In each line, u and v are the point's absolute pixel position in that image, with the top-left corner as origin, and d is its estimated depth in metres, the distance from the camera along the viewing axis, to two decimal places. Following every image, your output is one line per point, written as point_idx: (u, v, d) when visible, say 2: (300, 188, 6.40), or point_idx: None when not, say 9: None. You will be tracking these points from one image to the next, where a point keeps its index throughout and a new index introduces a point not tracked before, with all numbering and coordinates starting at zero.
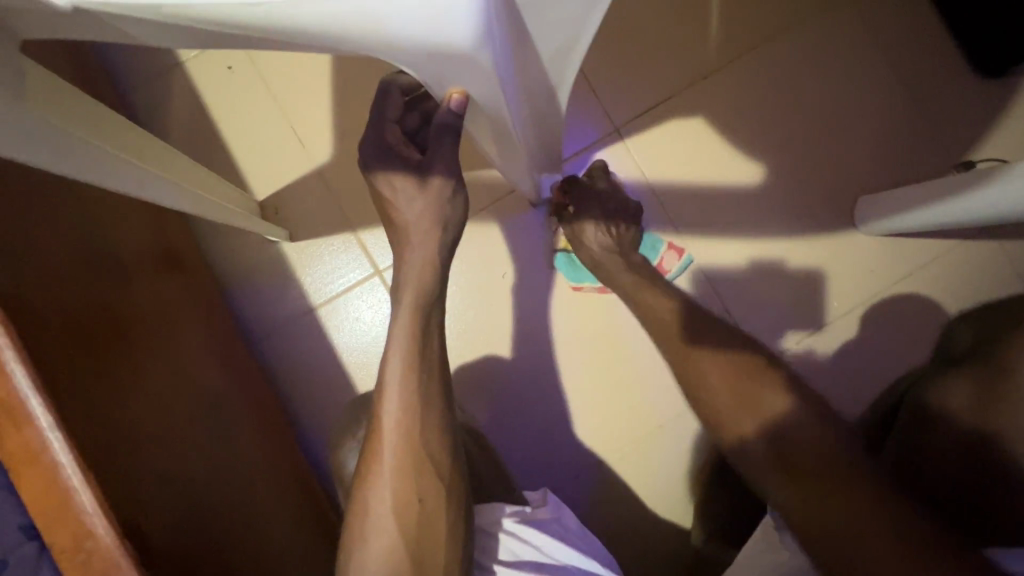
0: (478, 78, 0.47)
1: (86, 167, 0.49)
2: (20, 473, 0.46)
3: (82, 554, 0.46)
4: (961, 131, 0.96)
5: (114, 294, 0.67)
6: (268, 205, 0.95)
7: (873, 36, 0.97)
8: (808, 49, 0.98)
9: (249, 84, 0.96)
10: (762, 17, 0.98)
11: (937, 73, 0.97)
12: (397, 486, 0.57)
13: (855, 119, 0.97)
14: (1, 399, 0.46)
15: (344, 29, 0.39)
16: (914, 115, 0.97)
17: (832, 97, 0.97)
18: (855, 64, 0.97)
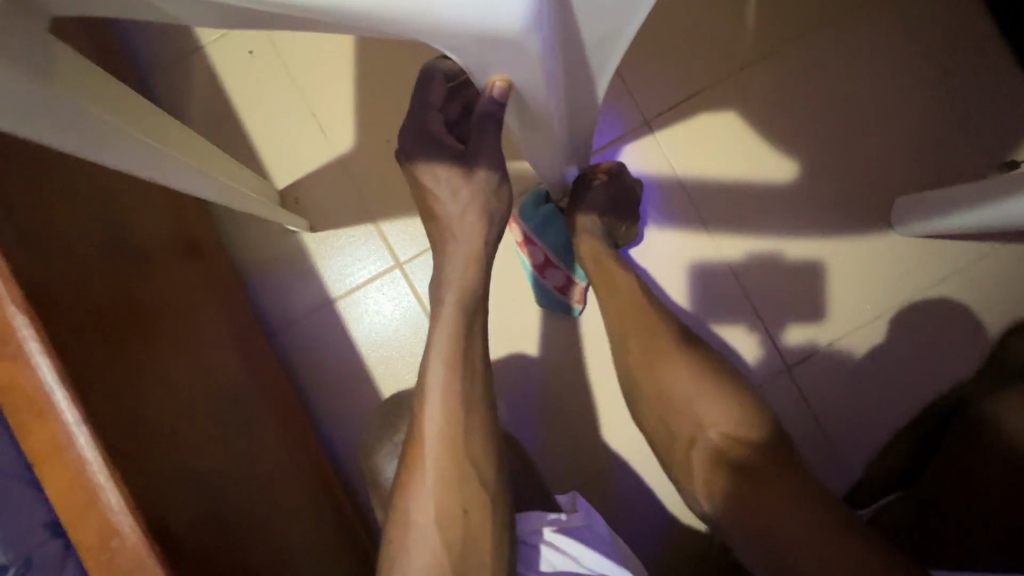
0: (523, 64, 0.44)
1: (114, 154, 0.47)
2: (45, 468, 0.45)
3: (108, 553, 0.45)
4: (1006, 129, 0.93)
5: (137, 284, 0.65)
6: (288, 194, 0.93)
7: (915, 28, 0.94)
8: (847, 41, 0.94)
9: (271, 69, 0.94)
10: (799, 7, 0.94)
11: (981, 67, 0.93)
12: (440, 497, 0.55)
13: (894, 115, 0.94)
14: (25, 392, 0.44)
15: (390, 10, 0.36)
16: (957, 110, 0.93)
17: (870, 92, 0.94)
18: (896, 57, 0.94)
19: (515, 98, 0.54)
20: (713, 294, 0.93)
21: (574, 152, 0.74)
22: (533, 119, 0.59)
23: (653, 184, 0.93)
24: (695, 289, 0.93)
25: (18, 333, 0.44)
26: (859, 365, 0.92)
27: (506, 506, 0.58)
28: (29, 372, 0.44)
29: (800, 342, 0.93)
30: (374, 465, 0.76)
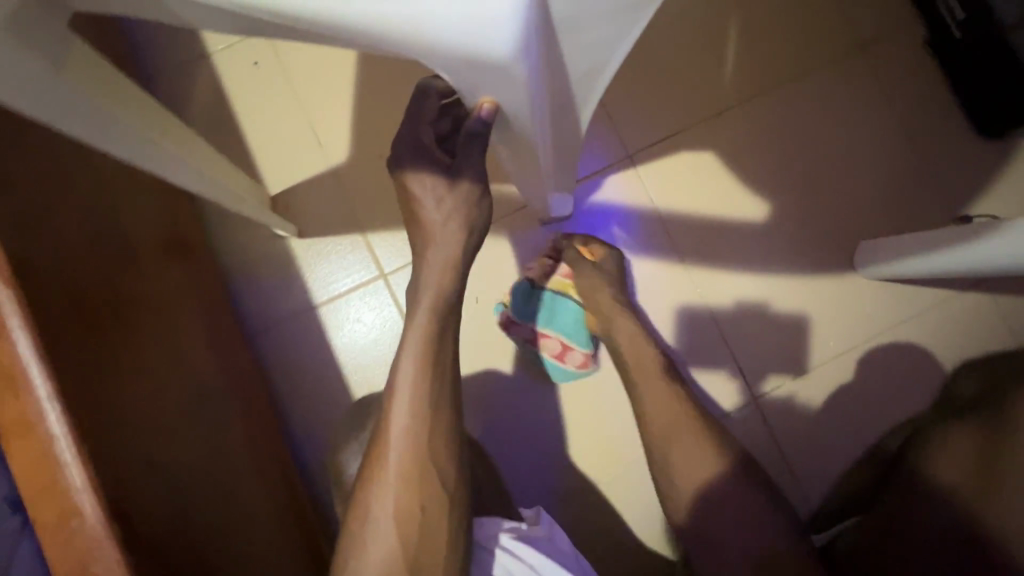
0: (511, 90, 0.48)
1: (112, 137, 0.49)
2: (12, 442, 0.45)
3: (66, 532, 0.45)
4: (960, 185, 1.00)
5: (122, 273, 0.67)
6: (280, 200, 0.96)
7: (880, 87, 1.01)
8: (818, 95, 1.01)
9: (275, 80, 0.98)
10: (775, 60, 1.01)
11: (939, 127, 1.01)
12: (398, 494, 0.57)
13: (859, 165, 1.01)
14: (2, 366, 0.45)
15: (392, 30, 0.40)
16: (917, 165, 1.00)
17: (838, 142, 1.01)
18: (862, 112, 1.01)
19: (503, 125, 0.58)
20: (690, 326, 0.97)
21: (560, 179, 0.78)
22: (520, 144, 0.63)
23: (633, 216, 0.98)
24: (669, 323, 0.97)
25: (1, 307, 0.46)
26: (820, 398, 0.96)
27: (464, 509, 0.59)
28: (10, 348, 0.46)
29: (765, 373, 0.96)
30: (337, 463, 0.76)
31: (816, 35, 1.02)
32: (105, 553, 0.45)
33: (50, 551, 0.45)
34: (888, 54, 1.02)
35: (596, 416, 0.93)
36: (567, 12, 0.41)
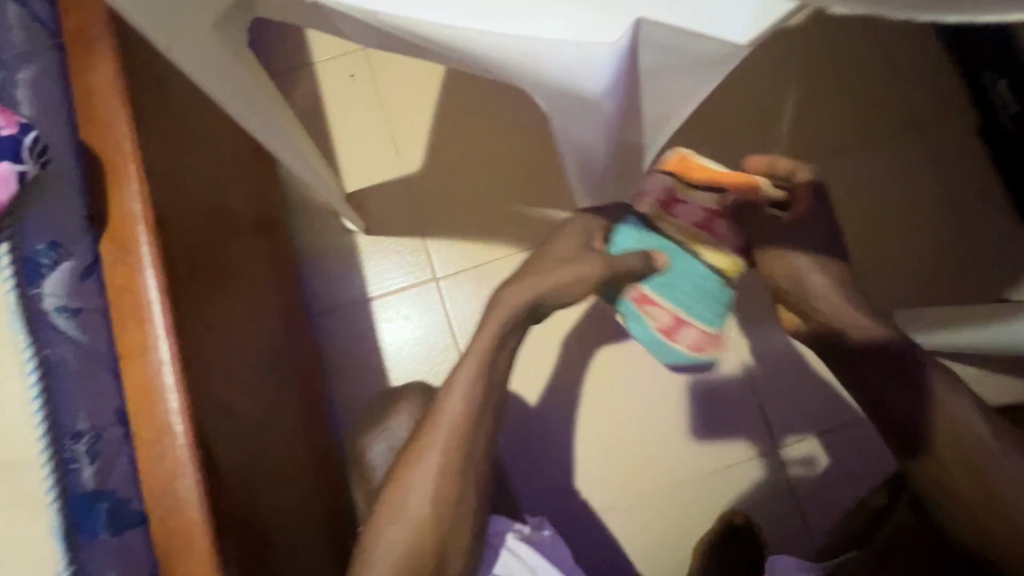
0: (592, 121, 0.55)
1: (248, 111, 0.58)
2: (128, 364, 0.52)
3: (158, 450, 0.50)
4: (1001, 269, 1.02)
5: (222, 239, 0.75)
6: (354, 198, 1.05)
7: (928, 167, 1.06)
8: (867, 166, 1.06)
9: (364, 92, 1.08)
10: (828, 130, 1.08)
11: (984, 212, 1.04)
12: (436, 484, 0.59)
13: (900, 238, 1.04)
14: (134, 297, 0.52)
15: (508, 59, 0.47)
16: (957, 244, 1.04)
17: (882, 213, 1.05)
18: (909, 187, 1.06)
19: (577, 162, 0.62)
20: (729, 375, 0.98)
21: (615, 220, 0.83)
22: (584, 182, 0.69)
23: None
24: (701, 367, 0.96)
25: (140, 248, 0.53)
26: (844, 461, 0.95)
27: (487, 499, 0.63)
28: (143, 283, 0.53)
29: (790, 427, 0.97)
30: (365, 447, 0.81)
31: (867, 111, 1.08)
32: (188, 474, 0.50)
33: (142, 464, 0.50)
34: (939, 137, 1.07)
35: (612, 441, 0.95)
36: (653, 62, 0.48)
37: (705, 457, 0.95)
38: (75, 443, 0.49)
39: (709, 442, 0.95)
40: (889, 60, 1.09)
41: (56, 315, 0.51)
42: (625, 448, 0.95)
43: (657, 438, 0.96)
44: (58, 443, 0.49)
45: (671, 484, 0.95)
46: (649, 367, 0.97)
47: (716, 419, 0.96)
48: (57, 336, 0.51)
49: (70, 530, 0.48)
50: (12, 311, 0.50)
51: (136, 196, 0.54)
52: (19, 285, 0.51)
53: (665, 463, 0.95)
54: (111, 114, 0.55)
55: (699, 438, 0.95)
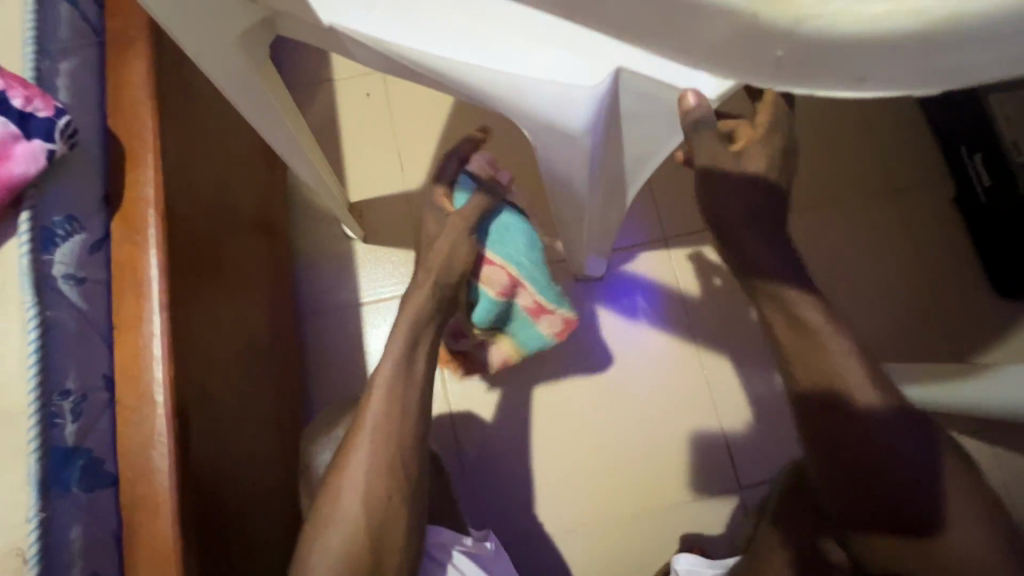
0: (575, 151, 0.60)
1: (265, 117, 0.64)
2: (122, 334, 0.55)
3: (137, 417, 0.53)
4: (967, 334, 1.06)
5: (225, 232, 0.80)
6: (355, 207, 1.11)
7: (904, 230, 1.11)
8: (844, 224, 1.12)
9: (376, 111, 1.15)
10: (810, 186, 1.13)
11: (954, 278, 1.08)
12: (370, 482, 0.59)
13: (872, 295, 1.08)
14: (137, 275, 0.57)
15: (500, 89, 0.52)
16: (926, 306, 1.08)
17: (855, 269, 1.10)
18: (883, 248, 1.10)
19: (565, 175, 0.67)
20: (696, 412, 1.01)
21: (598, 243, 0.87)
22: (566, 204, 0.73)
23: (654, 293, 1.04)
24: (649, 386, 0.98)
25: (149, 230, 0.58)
26: None
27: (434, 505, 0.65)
28: (146, 262, 0.58)
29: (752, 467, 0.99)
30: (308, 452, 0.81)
31: (847, 174, 1.14)
32: (161, 443, 0.53)
33: (121, 429, 0.53)
34: (915, 203, 1.12)
35: (575, 467, 0.97)
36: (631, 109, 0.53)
37: (665, 491, 0.97)
38: (62, 402, 0.51)
39: (669, 477, 0.97)
40: (873, 130, 1.15)
41: (63, 281, 0.54)
42: (589, 473, 0.97)
43: (621, 467, 0.98)
44: (47, 400, 0.50)
45: (628, 516, 0.96)
46: (617, 397, 1.00)
47: (678, 455, 0.98)
48: (60, 300, 0.53)
49: (47, 492, 0.48)
50: (24, 275, 0.51)
51: (150, 182, 0.59)
52: (33, 250, 0.52)
53: (627, 492, 0.97)
54: (139, 110, 0.61)
55: (659, 472, 0.97)
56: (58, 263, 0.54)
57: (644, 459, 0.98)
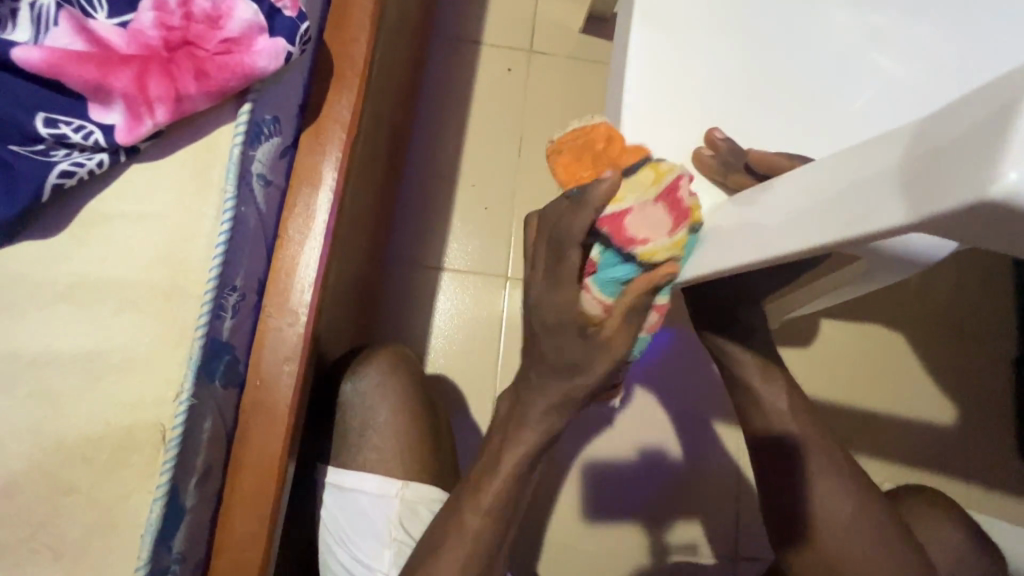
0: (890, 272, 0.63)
1: None
2: (285, 244, 0.55)
3: (278, 331, 0.54)
4: (1001, 493, 1.06)
5: (371, 169, 0.79)
6: (465, 175, 1.08)
7: (982, 375, 1.10)
8: (927, 351, 1.10)
9: (514, 87, 1.12)
10: (909, 304, 1.11)
11: (1011, 437, 1.08)
12: (494, 501, 0.52)
13: (928, 426, 1.08)
14: (313, 190, 0.56)
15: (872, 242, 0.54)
16: (973, 453, 1.07)
17: (920, 396, 1.09)
18: (956, 386, 1.09)
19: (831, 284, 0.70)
20: (732, 489, 0.98)
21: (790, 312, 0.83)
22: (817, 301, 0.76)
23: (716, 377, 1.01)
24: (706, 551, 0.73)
25: (335, 151, 0.57)
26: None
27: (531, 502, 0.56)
28: (324, 180, 0.57)
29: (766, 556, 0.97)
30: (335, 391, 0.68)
31: (935, 307, 1.11)
32: (295, 362, 0.53)
33: (261, 337, 0.53)
34: (1002, 354, 1.11)
35: (590, 496, 0.96)
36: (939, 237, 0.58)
37: (664, 546, 0.96)
38: (229, 296, 0.51)
39: (673, 533, 0.96)
40: (986, 271, 1.13)
41: (256, 179, 0.53)
42: (610, 508, 0.96)
43: (642, 512, 0.96)
44: (220, 291, 0.50)
45: (623, 559, 0.95)
46: (653, 440, 0.98)
47: (687, 516, 0.97)
48: (250, 197, 0.53)
49: (199, 378, 0.48)
50: (231, 162, 0.51)
51: (349, 108, 0.59)
52: (244, 143, 0.52)
53: (641, 538, 0.96)
54: (358, 34, 0.60)
55: (663, 527, 0.96)
56: (257, 160, 0.53)
57: (653, 508, 0.97)
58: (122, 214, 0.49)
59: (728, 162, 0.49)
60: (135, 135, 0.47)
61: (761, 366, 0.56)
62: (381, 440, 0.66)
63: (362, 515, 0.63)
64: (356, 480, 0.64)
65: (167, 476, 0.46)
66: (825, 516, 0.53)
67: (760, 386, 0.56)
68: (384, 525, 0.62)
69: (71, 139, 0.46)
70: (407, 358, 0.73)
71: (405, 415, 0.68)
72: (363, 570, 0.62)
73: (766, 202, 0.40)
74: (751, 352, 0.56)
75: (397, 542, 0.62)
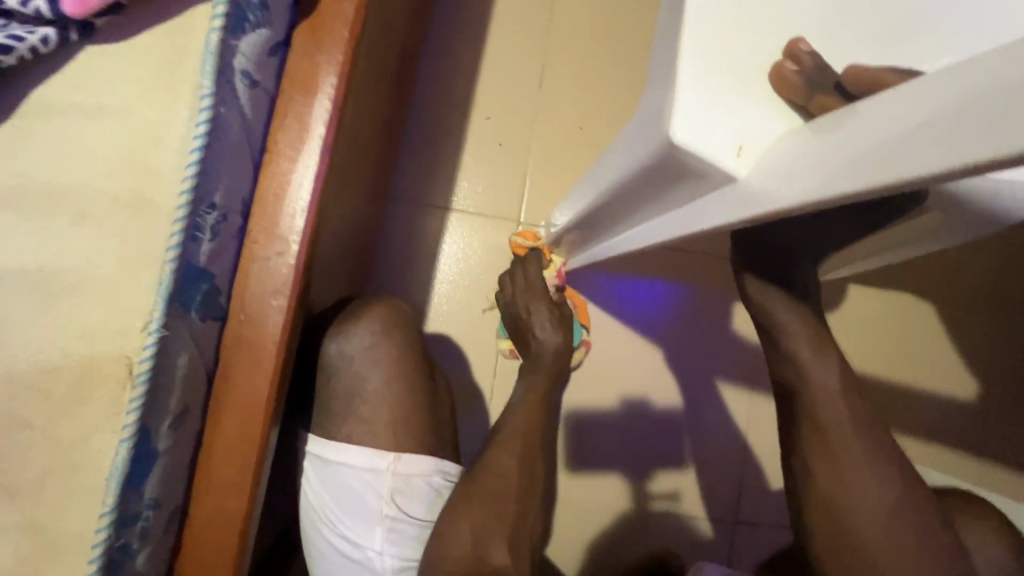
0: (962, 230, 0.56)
1: (608, 158, 0.58)
2: (273, 161, 0.47)
3: (264, 262, 0.46)
4: (1013, 474, 1.03)
5: (377, 86, 0.70)
6: (480, 106, 0.98)
7: (1013, 355, 1.04)
8: (958, 326, 1.04)
9: (539, 8, 1.00)
10: (946, 276, 1.04)
11: None
12: (515, 438, 0.57)
13: (947, 403, 1.04)
14: (308, 99, 0.47)
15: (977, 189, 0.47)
16: (990, 433, 1.03)
17: (944, 372, 1.04)
18: (983, 364, 1.04)
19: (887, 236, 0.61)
20: (738, 455, 0.95)
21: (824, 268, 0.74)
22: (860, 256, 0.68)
23: (734, 341, 0.96)
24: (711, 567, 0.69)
25: (334, 52, 0.48)
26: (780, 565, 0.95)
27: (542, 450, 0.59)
28: (321, 86, 0.48)
29: (767, 523, 0.95)
30: (319, 345, 0.60)
31: (974, 281, 1.05)
32: (281, 298, 0.47)
33: (246, 268, 0.46)
34: None
35: (593, 455, 0.92)
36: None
37: (666, 508, 0.93)
38: (207, 216, 0.43)
39: (676, 496, 0.93)
40: None
41: (240, 77, 0.44)
42: (612, 467, 0.92)
43: (644, 474, 0.93)
44: (195, 209, 0.42)
45: (623, 519, 0.92)
46: (663, 402, 0.94)
47: (690, 480, 0.94)
48: (232, 98, 0.44)
49: (172, 308, 0.42)
50: (207, 51, 0.42)
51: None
52: (224, 29, 0.43)
53: (641, 499, 0.92)
54: None
55: (664, 489, 0.93)
56: (240, 53, 0.44)
57: (658, 470, 0.93)
58: (76, 106, 0.41)
59: (817, 81, 0.41)
60: (86, 5, 0.38)
61: (815, 340, 0.50)
62: (373, 408, 0.58)
63: (350, 491, 0.57)
64: (342, 453, 0.57)
65: (134, 416, 0.40)
66: (866, 514, 0.48)
67: (811, 360, 0.49)
68: (375, 503, 0.56)
69: (8, 6, 0.37)
70: (397, 308, 0.64)
71: (399, 380, 0.60)
72: (352, 548, 0.57)
73: (865, 127, 0.33)
74: (805, 321, 0.49)
75: (391, 519, 0.56)
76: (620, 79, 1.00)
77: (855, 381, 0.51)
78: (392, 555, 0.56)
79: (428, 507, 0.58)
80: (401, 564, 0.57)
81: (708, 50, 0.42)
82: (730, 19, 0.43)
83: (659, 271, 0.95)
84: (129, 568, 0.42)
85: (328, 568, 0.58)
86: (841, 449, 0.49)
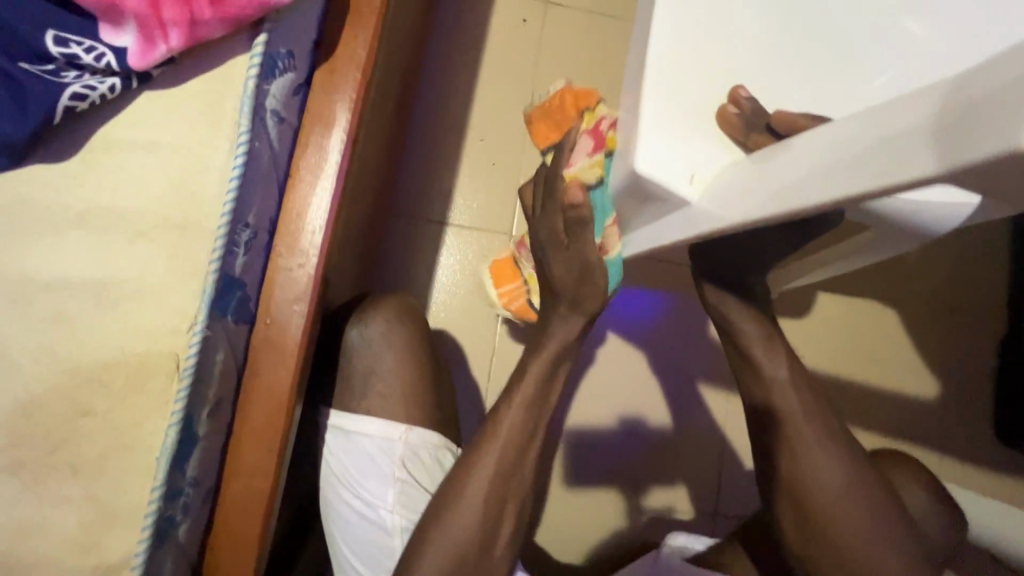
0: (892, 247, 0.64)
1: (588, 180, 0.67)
2: (296, 185, 0.54)
3: (289, 272, 0.54)
4: (972, 466, 1.11)
5: (382, 115, 0.78)
6: (474, 129, 1.06)
7: (969, 355, 1.13)
8: (918, 330, 1.13)
9: (528, 39, 1.09)
10: (906, 284, 1.13)
11: (988, 415, 1.12)
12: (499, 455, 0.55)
13: (910, 401, 1.12)
14: (326, 131, 0.55)
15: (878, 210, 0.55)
16: (950, 428, 1.12)
17: (906, 372, 1.12)
18: (942, 364, 1.12)
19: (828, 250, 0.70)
20: (717, 450, 1.02)
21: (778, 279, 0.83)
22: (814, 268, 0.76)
23: (712, 344, 1.04)
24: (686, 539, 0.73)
25: (349, 91, 0.56)
26: None
27: (534, 443, 0.57)
28: (338, 120, 0.55)
29: (745, 514, 1.02)
30: (341, 336, 0.68)
31: (931, 288, 1.13)
32: (304, 302, 0.54)
33: (272, 277, 0.54)
34: (990, 336, 1.13)
35: (582, 452, 0.99)
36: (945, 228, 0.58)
37: (650, 501, 1.00)
38: (241, 234, 0.51)
39: (659, 489, 1.00)
40: (985, 255, 1.15)
41: (270, 116, 0.52)
42: (599, 463, 0.99)
43: (629, 468, 1.00)
44: (233, 227, 0.50)
45: (609, 512, 0.98)
46: (645, 400, 1.01)
47: (672, 473, 1.01)
48: (264, 133, 0.52)
49: (212, 312, 0.49)
50: (245, 95, 0.50)
51: (365, 45, 0.56)
52: (258, 76, 0.51)
53: (626, 492, 0.99)
54: None
55: (648, 482, 1.00)
56: (271, 95, 0.52)
57: (642, 465, 1.00)
58: (134, 142, 0.48)
59: (752, 123, 0.49)
60: (148, 60, 0.46)
61: (764, 335, 0.58)
62: (382, 397, 0.65)
63: (366, 458, 0.63)
64: (360, 423, 0.64)
65: (180, 405, 0.47)
66: (821, 486, 0.55)
67: (763, 355, 0.57)
68: (387, 466, 0.63)
69: (82, 61, 0.45)
70: (406, 307, 0.71)
71: (407, 370, 0.67)
72: (366, 508, 0.62)
73: (786, 159, 0.41)
74: (758, 322, 0.58)
75: (402, 482, 0.63)
76: (603, 104, 1.09)
77: (806, 373, 0.58)
78: (400, 516, 0.62)
79: (435, 477, 0.65)
80: (407, 524, 0.62)
81: (665, 95, 0.50)
82: (683, 69, 0.51)
83: (642, 280, 1.03)
84: (172, 538, 0.49)
85: (343, 533, 0.64)
86: (797, 430, 0.56)
